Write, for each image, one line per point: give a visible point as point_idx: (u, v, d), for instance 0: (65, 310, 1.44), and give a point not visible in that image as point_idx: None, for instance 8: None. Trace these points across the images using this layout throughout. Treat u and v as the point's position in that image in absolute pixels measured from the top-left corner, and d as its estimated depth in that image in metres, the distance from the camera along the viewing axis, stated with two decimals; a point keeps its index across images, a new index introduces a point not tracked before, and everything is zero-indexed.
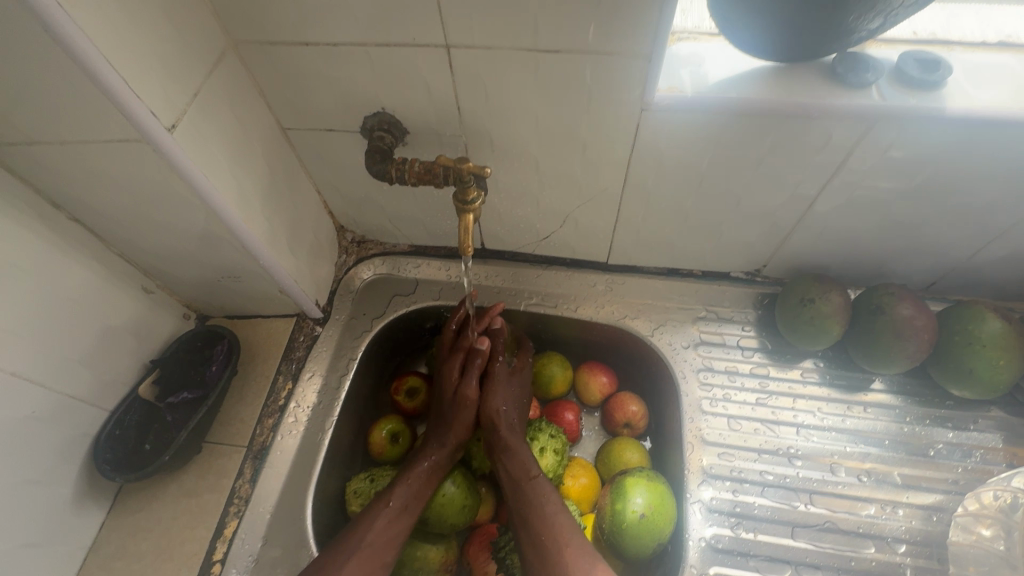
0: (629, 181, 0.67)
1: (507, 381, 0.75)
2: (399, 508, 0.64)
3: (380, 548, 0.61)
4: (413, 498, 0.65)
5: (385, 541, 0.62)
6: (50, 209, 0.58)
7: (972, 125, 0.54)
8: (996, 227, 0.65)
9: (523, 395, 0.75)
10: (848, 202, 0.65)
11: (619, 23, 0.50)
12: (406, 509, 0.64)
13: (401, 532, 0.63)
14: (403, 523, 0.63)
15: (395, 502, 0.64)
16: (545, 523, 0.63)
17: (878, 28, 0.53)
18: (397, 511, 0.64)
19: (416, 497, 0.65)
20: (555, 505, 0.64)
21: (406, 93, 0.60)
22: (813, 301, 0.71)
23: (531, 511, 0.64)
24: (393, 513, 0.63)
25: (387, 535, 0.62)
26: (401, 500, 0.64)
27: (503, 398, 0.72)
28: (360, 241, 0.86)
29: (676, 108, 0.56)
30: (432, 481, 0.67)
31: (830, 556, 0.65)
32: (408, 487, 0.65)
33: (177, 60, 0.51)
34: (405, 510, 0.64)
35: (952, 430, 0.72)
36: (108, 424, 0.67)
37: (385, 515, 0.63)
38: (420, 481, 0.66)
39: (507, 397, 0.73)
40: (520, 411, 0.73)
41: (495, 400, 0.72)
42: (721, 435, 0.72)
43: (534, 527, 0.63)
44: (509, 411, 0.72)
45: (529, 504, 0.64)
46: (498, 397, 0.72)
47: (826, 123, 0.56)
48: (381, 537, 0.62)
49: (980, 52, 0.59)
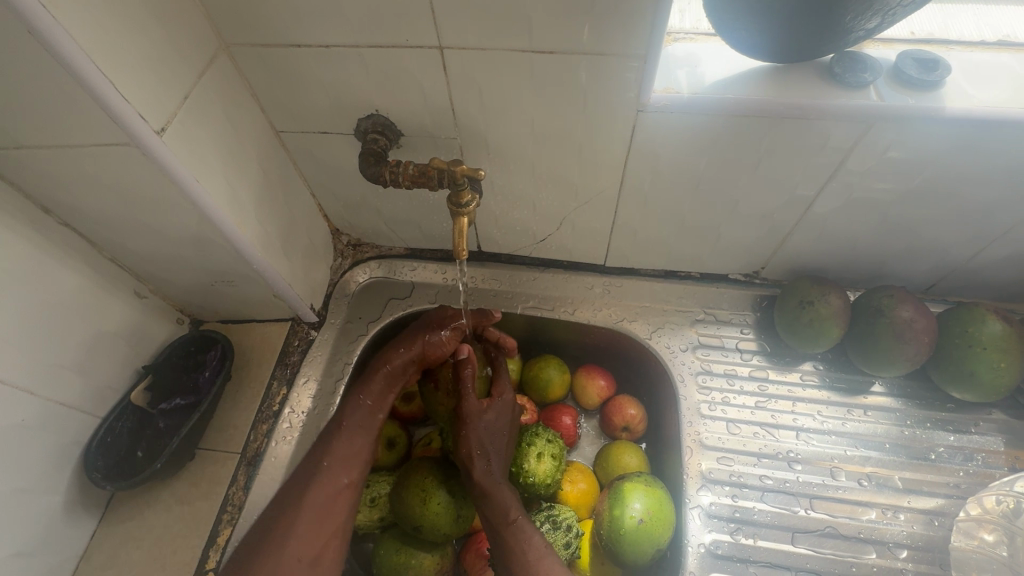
0: (625, 183, 0.66)
1: (487, 414, 0.65)
2: (354, 430, 0.64)
3: (339, 471, 0.62)
4: (367, 416, 0.66)
5: (343, 462, 0.63)
6: (40, 214, 0.57)
7: (972, 125, 0.53)
8: (997, 228, 0.64)
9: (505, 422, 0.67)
10: (847, 203, 0.64)
11: (614, 24, 0.49)
12: (361, 427, 0.65)
13: (360, 451, 0.64)
14: (361, 445, 0.64)
15: (348, 424, 0.64)
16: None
17: (875, 28, 0.52)
18: (352, 430, 0.64)
19: (371, 415, 0.66)
20: (540, 555, 0.60)
21: (400, 96, 0.60)
22: (811, 303, 0.71)
23: (512, 560, 0.61)
24: (348, 433, 0.64)
25: (344, 454, 0.63)
26: (355, 422, 0.65)
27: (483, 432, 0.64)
28: (355, 244, 0.85)
29: (672, 110, 0.56)
30: (388, 393, 0.67)
31: (831, 562, 0.64)
32: (358, 407, 0.65)
33: (167, 63, 0.50)
34: (362, 429, 0.65)
35: (953, 433, 0.71)
36: (99, 432, 0.66)
37: (341, 437, 0.64)
38: (373, 399, 0.66)
39: (489, 432, 0.65)
40: (502, 440, 0.66)
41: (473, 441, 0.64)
42: (720, 439, 0.72)
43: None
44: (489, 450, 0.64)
45: (509, 552, 0.61)
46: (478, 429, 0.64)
47: (824, 124, 0.55)
48: (340, 459, 0.63)
49: (980, 52, 0.58)
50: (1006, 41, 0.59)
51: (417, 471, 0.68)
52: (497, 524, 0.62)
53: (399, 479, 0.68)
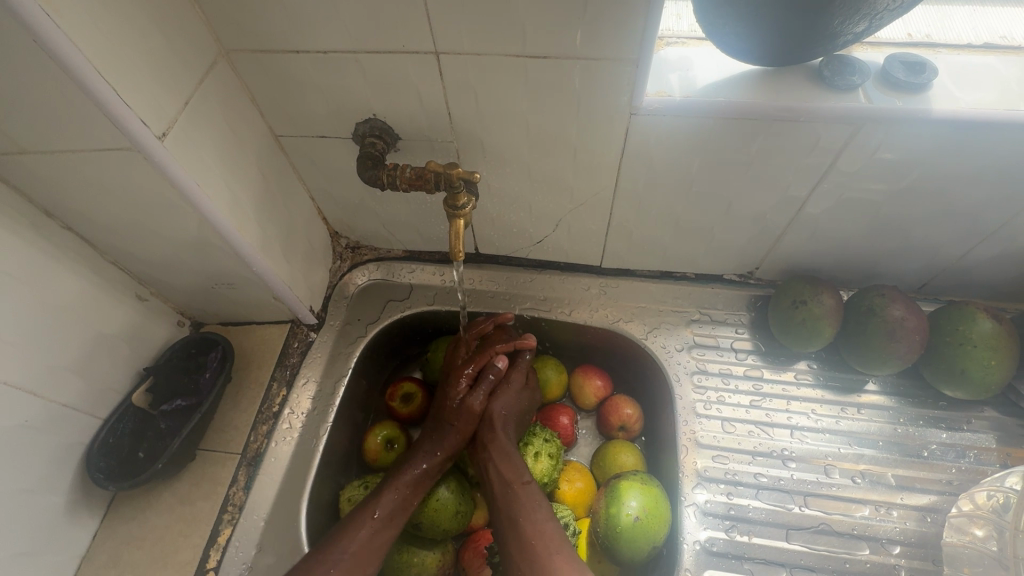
0: (620, 185, 0.67)
1: (515, 385, 0.74)
2: (385, 522, 0.64)
3: (362, 561, 0.61)
4: (398, 507, 0.65)
5: (370, 550, 0.62)
6: (43, 218, 0.58)
7: (958, 126, 0.54)
8: (986, 227, 0.65)
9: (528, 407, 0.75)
10: (838, 204, 0.65)
11: (606, 29, 0.50)
12: (391, 518, 0.64)
13: (384, 544, 0.63)
14: (387, 535, 0.63)
15: (380, 513, 0.64)
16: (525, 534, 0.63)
17: (863, 31, 0.53)
18: (383, 521, 0.64)
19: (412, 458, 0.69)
20: (542, 512, 0.65)
21: (397, 100, 0.61)
22: (805, 303, 0.71)
23: (515, 517, 0.65)
24: (378, 524, 0.64)
25: (369, 548, 0.62)
26: (385, 512, 0.64)
27: (506, 400, 0.73)
28: (354, 246, 0.86)
29: (664, 112, 0.57)
30: (419, 486, 0.67)
31: (825, 558, 0.65)
32: (393, 496, 0.65)
33: (168, 70, 0.51)
34: (389, 522, 0.64)
35: (946, 430, 0.72)
36: (102, 432, 0.67)
37: (370, 527, 0.63)
38: (406, 491, 0.66)
39: (512, 407, 0.73)
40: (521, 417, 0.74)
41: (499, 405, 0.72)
42: (715, 438, 0.72)
43: (513, 531, 0.64)
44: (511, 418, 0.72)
45: (513, 506, 0.65)
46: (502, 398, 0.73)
47: (815, 126, 0.56)
48: (362, 553, 0.62)
49: (965, 54, 0.59)
50: (1002, 42, 0.60)
51: (416, 468, 0.69)
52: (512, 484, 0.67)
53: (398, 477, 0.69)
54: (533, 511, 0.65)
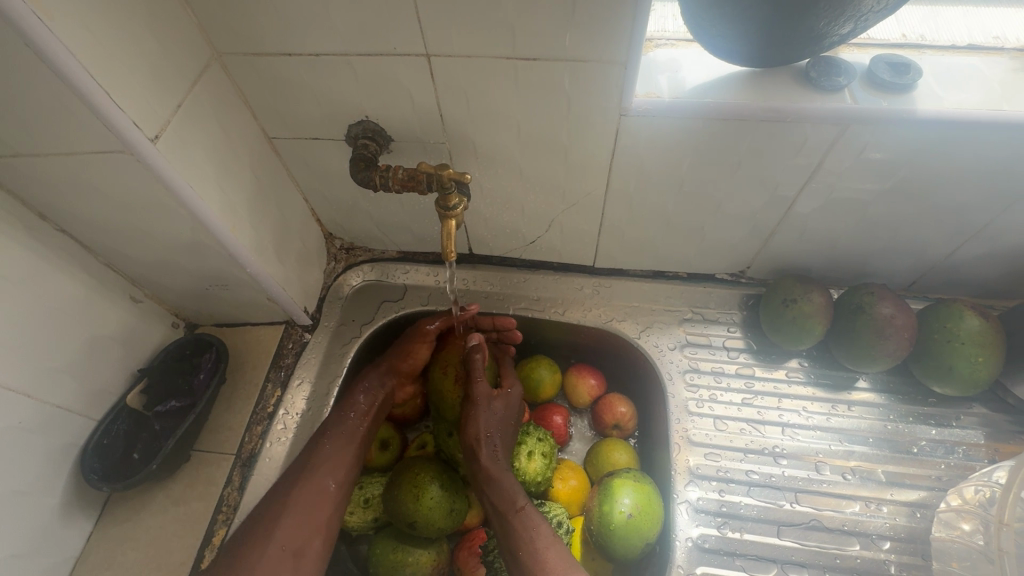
0: (611, 186, 0.67)
1: (492, 403, 0.70)
2: (338, 434, 0.68)
3: (324, 474, 0.65)
4: (348, 429, 0.69)
5: (330, 465, 0.66)
6: (36, 220, 0.58)
7: (943, 126, 0.55)
8: (972, 226, 0.66)
9: (510, 416, 0.71)
10: (826, 204, 0.66)
11: (594, 32, 0.51)
12: (348, 437, 0.69)
13: (346, 459, 0.67)
14: (347, 450, 0.68)
15: (332, 434, 0.68)
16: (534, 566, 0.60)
17: (849, 33, 0.54)
18: (337, 438, 0.68)
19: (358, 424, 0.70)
20: (545, 541, 0.62)
21: (390, 102, 0.61)
22: (794, 300, 0.72)
23: (519, 548, 0.62)
24: (333, 440, 0.68)
25: (328, 459, 0.66)
26: (340, 431, 0.69)
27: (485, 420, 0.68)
28: (348, 247, 0.87)
29: (654, 113, 0.57)
30: (371, 405, 0.72)
31: (816, 554, 0.66)
32: (345, 417, 0.70)
33: (160, 73, 0.52)
34: (347, 437, 0.69)
35: (935, 427, 0.73)
36: (96, 433, 0.67)
37: (327, 444, 0.67)
38: (358, 412, 0.71)
39: (495, 427, 0.68)
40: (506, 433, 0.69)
41: (478, 425, 0.68)
42: (707, 435, 0.73)
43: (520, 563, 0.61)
44: (494, 438, 0.68)
45: (515, 537, 0.63)
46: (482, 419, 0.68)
47: (801, 127, 0.57)
48: (326, 465, 0.66)
49: (950, 55, 0.60)
50: (992, 42, 0.60)
51: (411, 468, 0.69)
52: (508, 512, 0.64)
53: (392, 478, 0.69)
54: (537, 539, 0.62)
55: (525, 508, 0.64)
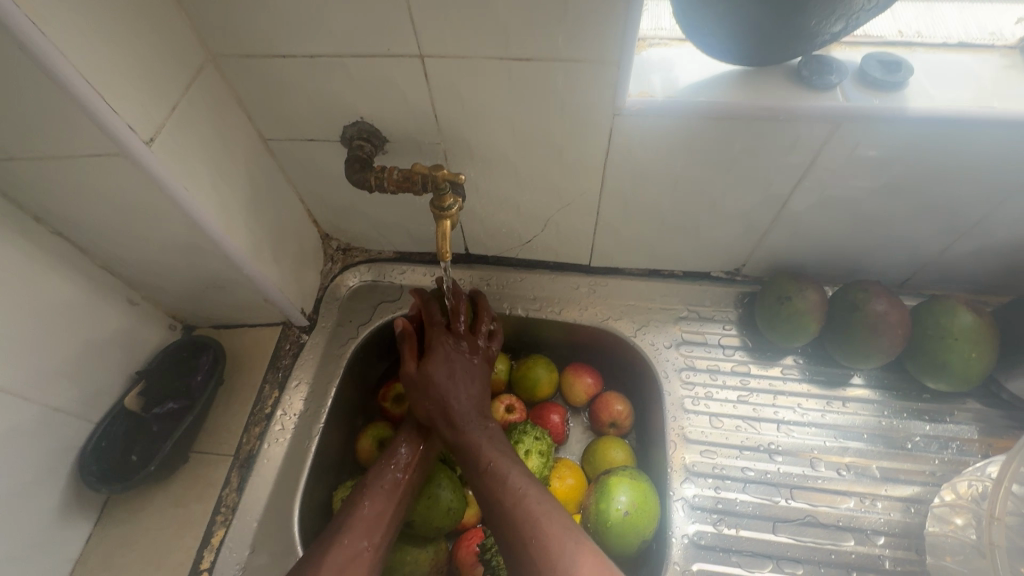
0: (606, 185, 0.68)
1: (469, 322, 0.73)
2: (379, 489, 0.65)
3: (363, 533, 0.61)
4: (391, 480, 0.66)
5: (375, 496, 0.64)
6: (31, 224, 0.58)
7: (934, 123, 0.55)
8: (965, 222, 0.66)
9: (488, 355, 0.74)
10: (820, 202, 0.67)
11: (587, 32, 0.51)
12: (385, 488, 0.65)
13: (384, 514, 0.63)
14: (389, 503, 0.64)
15: (371, 488, 0.65)
16: (512, 511, 0.58)
17: (840, 31, 0.54)
18: (377, 491, 0.65)
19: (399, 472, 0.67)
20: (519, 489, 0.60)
21: (384, 104, 0.61)
22: (789, 298, 0.72)
23: (498, 508, 0.60)
24: (374, 495, 0.65)
25: (367, 518, 0.63)
26: (379, 483, 0.66)
27: (440, 366, 0.68)
28: (345, 248, 0.87)
29: (647, 113, 0.58)
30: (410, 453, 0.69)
31: (811, 550, 0.66)
32: (384, 469, 0.67)
33: (155, 77, 0.52)
34: (386, 490, 0.65)
35: (929, 422, 0.73)
36: (94, 435, 0.67)
37: (366, 499, 0.64)
38: (398, 462, 0.68)
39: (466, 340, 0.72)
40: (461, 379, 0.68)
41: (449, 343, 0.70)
42: (703, 433, 0.73)
43: (500, 522, 0.59)
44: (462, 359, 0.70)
45: (492, 495, 0.61)
46: (436, 364, 0.68)
47: (793, 125, 0.57)
48: (363, 524, 0.62)
49: (941, 53, 0.60)
50: (984, 40, 0.61)
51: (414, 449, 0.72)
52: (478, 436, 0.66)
53: None
54: (511, 494, 0.59)
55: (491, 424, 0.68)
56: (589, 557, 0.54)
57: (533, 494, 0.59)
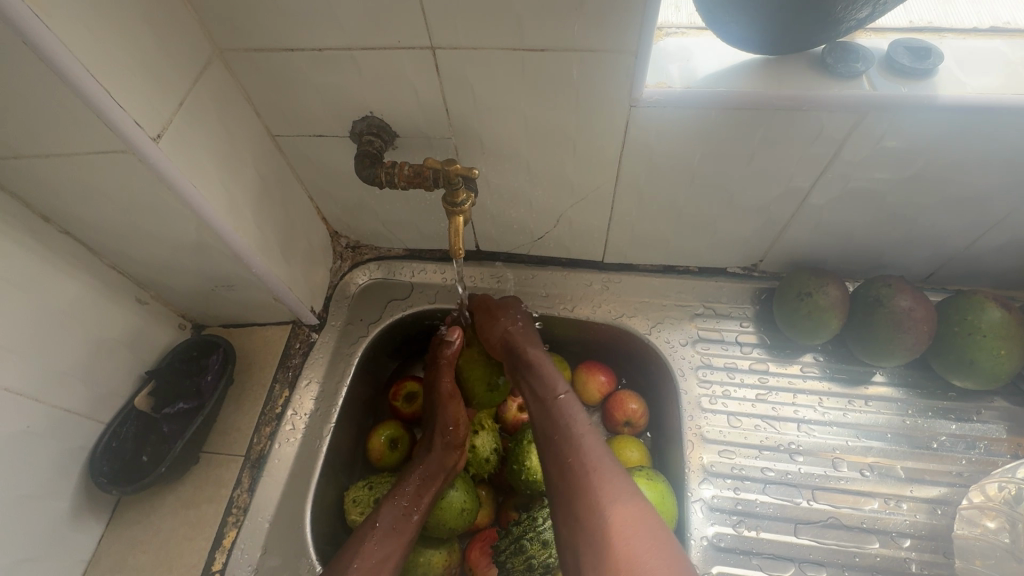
0: (622, 179, 0.66)
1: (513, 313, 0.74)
2: (389, 528, 0.62)
3: (371, 573, 0.59)
4: (400, 517, 0.64)
5: (384, 534, 0.62)
6: (40, 223, 0.58)
7: (965, 113, 0.53)
8: (994, 215, 0.64)
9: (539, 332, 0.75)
10: (843, 194, 0.64)
11: (604, 20, 0.49)
12: (395, 528, 0.63)
13: (390, 555, 0.61)
14: (397, 543, 0.62)
15: (381, 523, 0.63)
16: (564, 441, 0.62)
17: (866, 18, 0.52)
18: (385, 532, 0.62)
19: (405, 513, 0.64)
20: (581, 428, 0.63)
21: (394, 98, 0.60)
22: (810, 295, 0.71)
23: (559, 435, 0.62)
24: (380, 535, 0.62)
25: (375, 558, 0.60)
26: (387, 522, 0.63)
27: (513, 320, 0.73)
28: (354, 246, 0.86)
29: (664, 104, 0.56)
30: (420, 492, 0.66)
31: (834, 552, 0.65)
32: (394, 506, 0.64)
33: (162, 72, 0.51)
34: (394, 530, 0.62)
35: (955, 421, 0.71)
36: (104, 437, 0.67)
37: (372, 538, 0.61)
38: (407, 499, 0.65)
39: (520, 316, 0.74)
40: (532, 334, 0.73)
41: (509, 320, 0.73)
42: (720, 432, 0.72)
43: (553, 444, 0.62)
44: (526, 333, 0.72)
45: (554, 422, 0.64)
46: (504, 321, 0.73)
47: (817, 115, 0.55)
48: (371, 565, 0.59)
49: (971, 39, 0.58)
50: (1007, 26, 0.59)
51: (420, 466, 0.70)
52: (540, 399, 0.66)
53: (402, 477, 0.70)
54: (571, 427, 0.63)
55: (560, 397, 0.66)
56: (636, 506, 0.55)
57: (586, 432, 0.62)
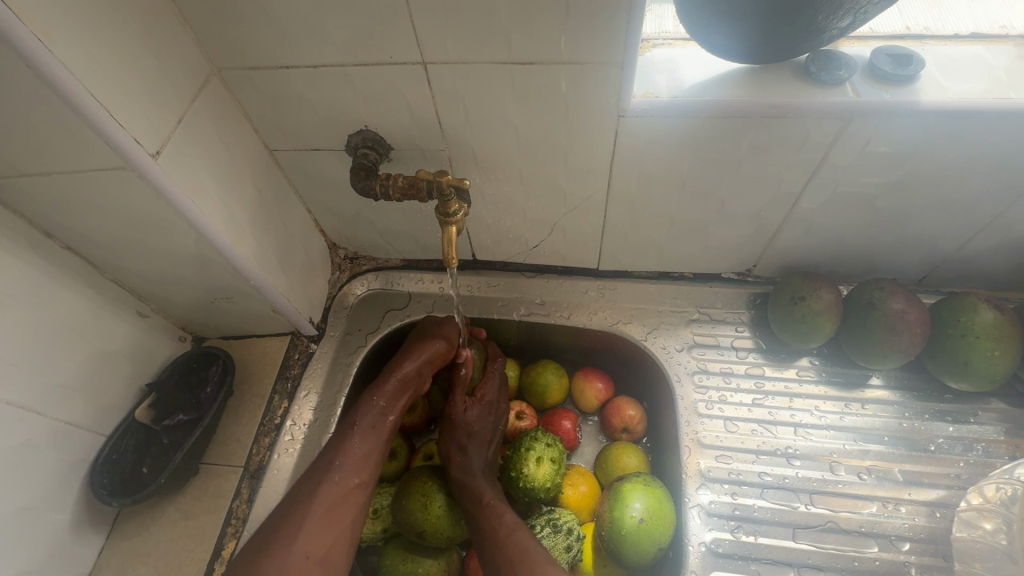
0: (613, 188, 0.67)
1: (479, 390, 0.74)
2: (366, 431, 0.67)
3: (353, 471, 0.64)
4: (380, 418, 0.68)
5: (362, 434, 0.66)
6: (42, 239, 0.59)
7: (947, 117, 0.54)
8: (984, 217, 0.65)
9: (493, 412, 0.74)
10: (833, 198, 0.65)
11: (589, 32, 0.51)
12: (375, 428, 0.68)
13: (370, 452, 0.66)
14: (371, 445, 0.67)
15: (365, 423, 0.67)
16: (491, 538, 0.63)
17: (848, 26, 0.53)
18: (366, 432, 0.67)
19: (382, 417, 0.68)
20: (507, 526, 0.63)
21: (389, 112, 0.62)
22: (803, 299, 0.71)
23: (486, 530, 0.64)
24: (363, 434, 0.66)
25: (357, 454, 0.65)
26: (367, 423, 0.67)
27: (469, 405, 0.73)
28: (352, 257, 0.87)
29: (652, 113, 0.57)
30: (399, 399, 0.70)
31: (833, 557, 0.64)
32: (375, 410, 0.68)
33: (161, 91, 0.52)
34: (374, 429, 0.67)
35: (952, 423, 0.71)
36: (104, 450, 0.67)
37: (355, 437, 0.66)
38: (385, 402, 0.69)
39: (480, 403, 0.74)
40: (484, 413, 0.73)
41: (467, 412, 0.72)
42: (718, 437, 0.72)
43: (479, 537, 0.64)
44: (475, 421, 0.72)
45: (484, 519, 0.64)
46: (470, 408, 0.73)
47: (803, 121, 0.56)
48: (350, 464, 0.64)
49: (952, 45, 0.59)
50: (989, 31, 0.60)
51: (418, 477, 0.69)
52: (475, 494, 0.66)
53: (402, 488, 0.69)
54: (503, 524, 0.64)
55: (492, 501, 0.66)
56: None
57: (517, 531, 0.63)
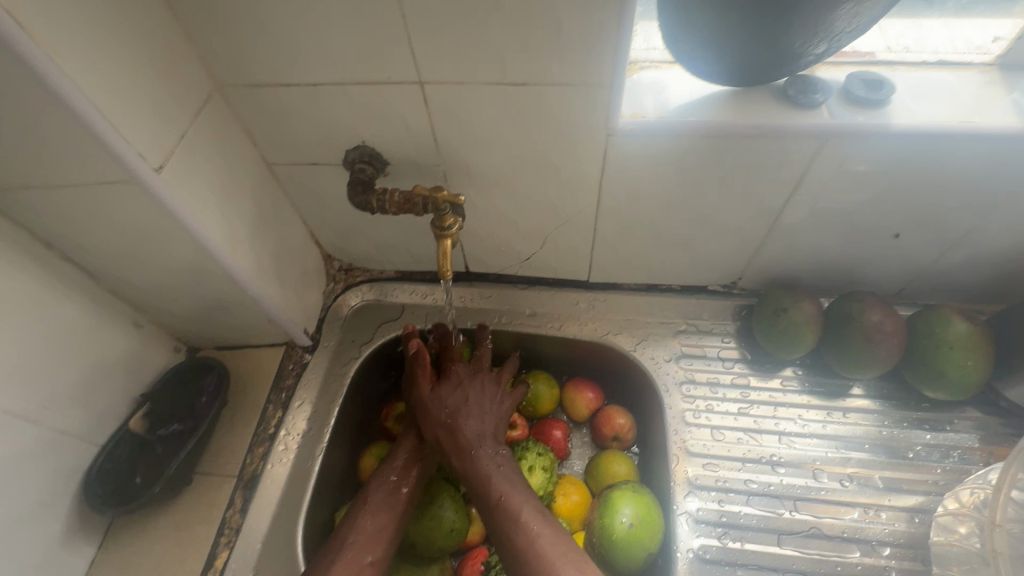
0: (603, 203, 0.69)
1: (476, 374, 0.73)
2: (375, 504, 0.65)
3: (367, 547, 0.62)
4: (390, 490, 0.66)
5: (372, 512, 0.64)
6: (42, 249, 0.60)
7: (917, 138, 0.57)
8: (956, 232, 0.68)
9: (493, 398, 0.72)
10: (813, 214, 0.68)
11: (579, 54, 0.53)
12: (385, 502, 0.65)
13: (385, 527, 0.64)
14: (382, 521, 0.64)
15: (373, 499, 0.65)
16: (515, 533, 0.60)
17: (823, 52, 0.56)
18: (376, 505, 0.65)
19: (395, 490, 0.66)
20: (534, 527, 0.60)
21: (386, 129, 0.64)
22: (786, 310, 0.74)
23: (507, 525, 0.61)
24: (373, 508, 0.65)
25: (371, 531, 0.63)
26: (378, 495, 0.66)
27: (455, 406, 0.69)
28: (347, 268, 0.88)
29: (640, 132, 0.59)
30: (409, 468, 0.69)
31: (817, 562, 0.66)
32: (383, 482, 0.67)
33: (165, 107, 0.54)
34: (386, 505, 0.65)
35: (930, 431, 0.74)
36: (98, 459, 0.68)
37: (366, 511, 0.64)
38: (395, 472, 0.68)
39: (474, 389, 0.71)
40: (486, 421, 0.69)
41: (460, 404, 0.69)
42: (705, 446, 0.74)
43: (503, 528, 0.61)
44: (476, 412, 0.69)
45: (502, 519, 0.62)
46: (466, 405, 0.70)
47: (783, 141, 0.59)
48: (364, 539, 0.62)
49: (921, 71, 0.63)
50: (954, 58, 0.63)
51: None
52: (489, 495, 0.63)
53: None
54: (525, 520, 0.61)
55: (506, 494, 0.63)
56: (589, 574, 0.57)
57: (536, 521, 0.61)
